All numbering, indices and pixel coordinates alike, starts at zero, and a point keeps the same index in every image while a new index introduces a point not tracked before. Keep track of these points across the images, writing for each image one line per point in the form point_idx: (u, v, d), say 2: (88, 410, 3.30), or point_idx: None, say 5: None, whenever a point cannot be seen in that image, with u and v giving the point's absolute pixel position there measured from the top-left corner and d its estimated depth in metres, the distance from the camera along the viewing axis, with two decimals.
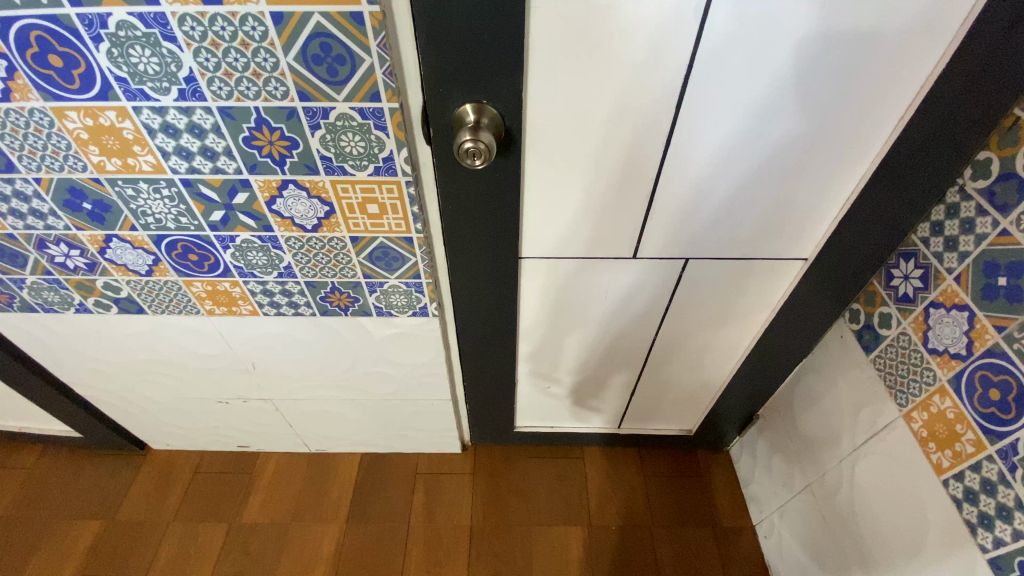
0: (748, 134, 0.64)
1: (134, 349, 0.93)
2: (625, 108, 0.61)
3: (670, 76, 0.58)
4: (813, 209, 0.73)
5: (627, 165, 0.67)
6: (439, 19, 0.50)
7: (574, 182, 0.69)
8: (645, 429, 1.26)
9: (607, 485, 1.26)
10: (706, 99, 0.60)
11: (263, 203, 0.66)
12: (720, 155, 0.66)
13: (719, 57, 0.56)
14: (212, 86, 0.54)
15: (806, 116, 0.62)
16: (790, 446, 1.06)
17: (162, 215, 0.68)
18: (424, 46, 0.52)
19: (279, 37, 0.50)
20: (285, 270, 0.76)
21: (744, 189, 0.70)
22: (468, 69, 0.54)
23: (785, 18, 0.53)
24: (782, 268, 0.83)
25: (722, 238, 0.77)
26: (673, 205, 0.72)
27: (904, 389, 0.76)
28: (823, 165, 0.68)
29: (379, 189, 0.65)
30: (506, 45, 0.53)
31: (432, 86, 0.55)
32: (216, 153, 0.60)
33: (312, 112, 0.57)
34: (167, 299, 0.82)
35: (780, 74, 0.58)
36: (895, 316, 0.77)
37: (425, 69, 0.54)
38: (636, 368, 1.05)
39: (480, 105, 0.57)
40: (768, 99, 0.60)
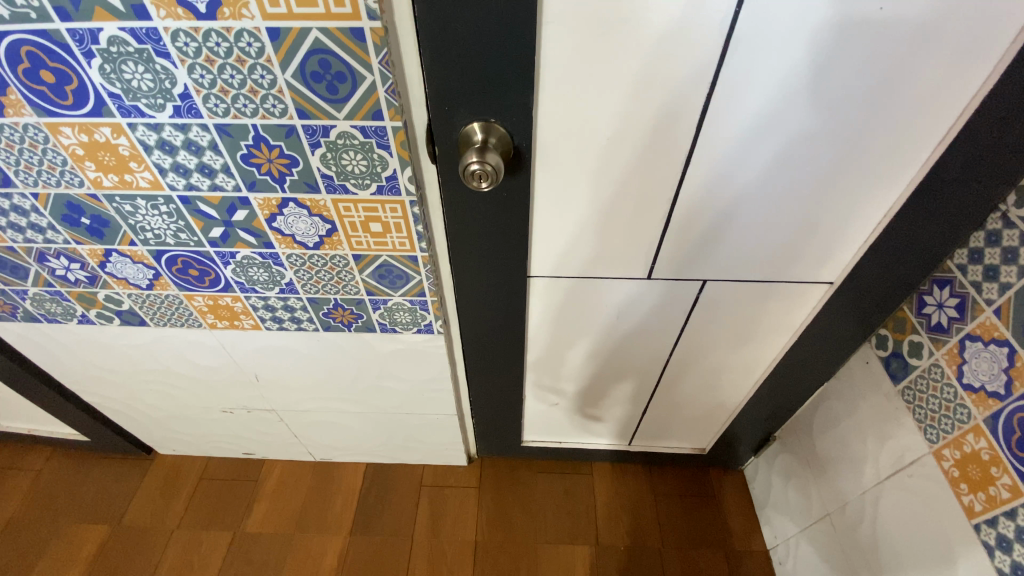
0: (771, 152, 0.60)
1: (137, 359, 0.92)
2: (641, 125, 0.58)
3: (690, 92, 0.55)
4: (840, 233, 0.69)
5: (642, 184, 0.64)
6: (443, 34, 0.47)
7: (587, 200, 0.66)
8: (656, 446, 1.22)
9: (616, 503, 1.23)
10: (727, 115, 0.57)
11: (263, 220, 0.64)
12: (741, 173, 0.62)
13: (743, 71, 0.53)
14: (208, 104, 0.52)
15: (837, 137, 0.58)
16: (809, 471, 1.02)
17: (161, 230, 0.66)
18: (429, 62, 0.49)
19: (276, 53, 0.48)
20: (286, 286, 0.74)
21: (767, 210, 0.67)
22: (474, 85, 0.51)
23: (815, 32, 0.50)
24: (806, 291, 0.78)
25: (742, 260, 0.74)
26: (690, 224, 0.69)
27: (935, 424, 0.72)
28: (853, 188, 0.64)
29: (382, 208, 0.62)
30: (515, 62, 0.50)
31: (438, 104, 0.52)
32: (214, 170, 0.58)
33: (312, 130, 0.54)
34: (168, 312, 0.80)
35: (805, 90, 0.54)
36: (927, 346, 0.73)
37: (431, 87, 0.51)
38: (649, 387, 1.02)
39: (488, 124, 0.54)
40: (793, 116, 0.57)
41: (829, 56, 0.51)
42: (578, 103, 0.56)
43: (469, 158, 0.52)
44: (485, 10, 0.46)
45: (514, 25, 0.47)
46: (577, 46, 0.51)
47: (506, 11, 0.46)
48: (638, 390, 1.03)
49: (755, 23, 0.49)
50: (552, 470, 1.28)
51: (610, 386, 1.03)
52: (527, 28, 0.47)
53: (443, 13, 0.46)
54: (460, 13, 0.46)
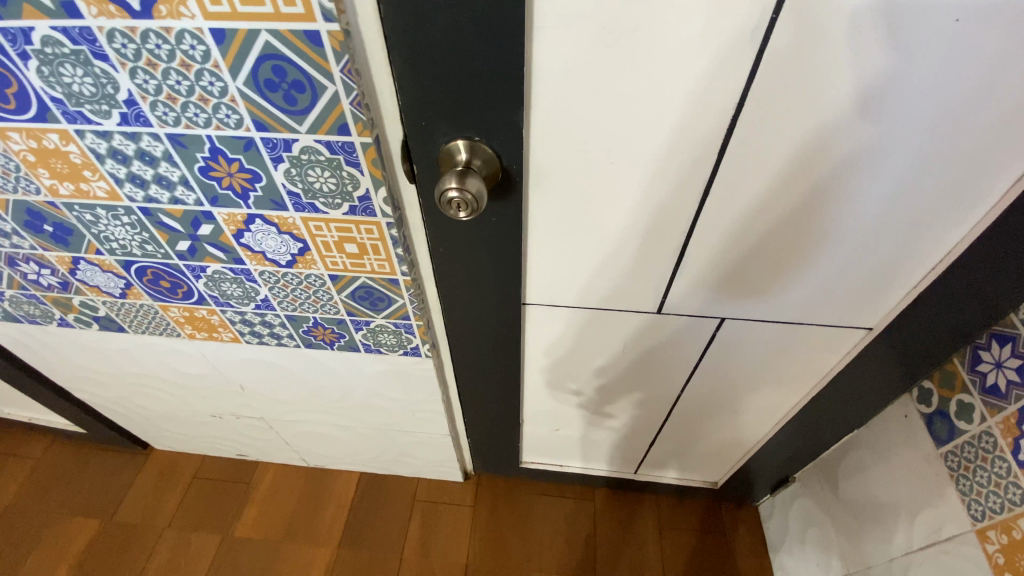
0: (809, 183, 0.51)
1: (121, 363, 0.89)
2: (653, 149, 0.49)
3: (712, 114, 0.46)
4: (885, 274, 0.60)
5: (653, 213, 0.56)
6: (414, 38, 0.40)
7: (589, 228, 0.58)
8: (664, 476, 1.14)
9: (618, 533, 1.16)
10: (755, 142, 0.48)
11: (230, 235, 0.58)
12: (770, 205, 0.54)
13: (780, 92, 0.44)
14: (156, 111, 0.46)
15: (890, 171, 0.49)
16: (830, 523, 0.93)
17: (126, 241, 0.61)
18: (399, 71, 0.42)
19: (224, 58, 0.41)
20: (262, 302, 0.69)
21: (799, 247, 0.58)
22: (453, 99, 0.44)
23: (869, 49, 0.41)
24: (840, 335, 0.69)
25: (767, 299, 0.65)
26: (707, 256, 0.60)
27: (981, 500, 0.63)
28: (905, 230, 0.54)
29: (357, 229, 0.56)
30: (500, 73, 0.42)
31: (412, 119, 0.45)
32: (172, 182, 0.53)
33: (272, 144, 0.48)
34: (145, 320, 0.76)
35: (852, 116, 0.45)
36: (978, 409, 0.63)
37: (404, 99, 0.44)
38: (657, 418, 0.94)
39: (471, 142, 0.47)
40: (837, 145, 0.48)
41: (886, 75, 0.42)
42: (578, 122, 0.48)
43: (444, 184, 0.45)
44: (462, 11, 0.38)
45: (497, 30, 0.39)
46: (576, 57, 0.43)
47: (487, 13, 0.38)
48: (645, 421, 0.96)
49: (796, 35, 0.40)
50: (552, 493, 1.22)
51: (614, 415, 0.95)
52: (512, 35, 0.39)
53: (413, 15, 0.38)
54: (431, 14, 0.38)
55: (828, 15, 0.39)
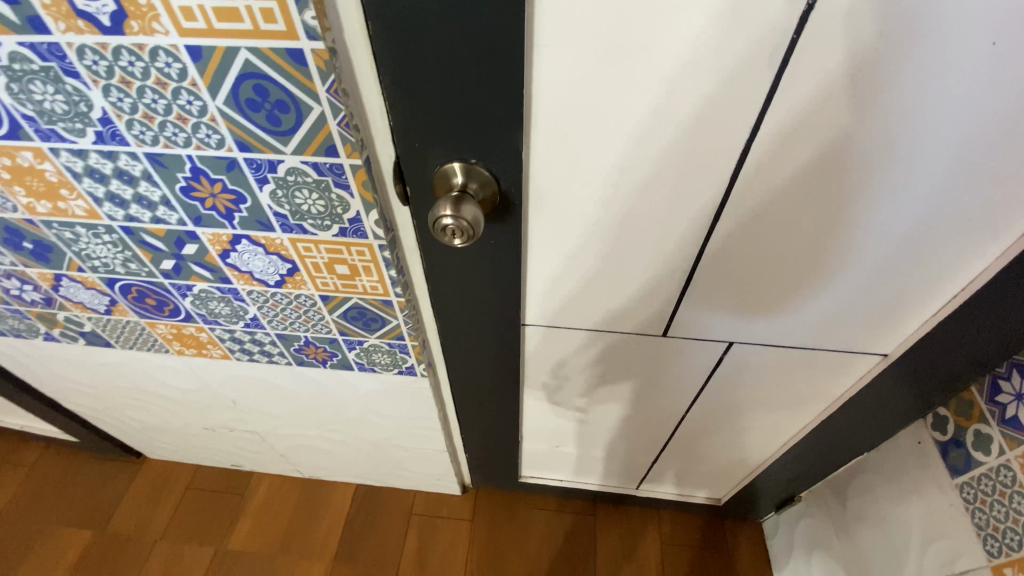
0: (826, 209, 0.48)
1: (110, 376, 0.87)
2: (661, 172, 0.47)
3: (724, 136, 0.43)
4: (903, 300, 0.57)
5: (659, 236, 0.53)
6: (405, 57, 0.37)
7: (591, 251, 0.55)
8: (667, 492, 1.12)
9: (617, 549, 1.14)
10: (769, 167, 0.45)
11: (215, 255, 0.56)
12: (784, 230, 0.51)
13: (798, 114, 0.41)
14: (132, 130, 0.43)
15: (911, 198, 0.46)
16: (837, 546, 0.90)
17: (109, 259, 0.59)
18: (390, 91, 0.39)
19: (202, 76, 0.39)
20: (251, 321, 0.66)
21: (812, 273, 0.55)
22: (448, 121, 0.41)
23: (895, 72, 0.38)
24: (853, 360, 0.67)
25: (778, 323, 0.63)
26: (716, 280, 0.58)
27: (998, 535, 0.60)
28: (925, 257, 0.52)
29: (347, 250, 0.53)
30: (497, 94, 0.39)
31: (404, 140, 0.42)
32: (153, 202, 0.50)
33: (256, 165, 0.45)
34: (133, 337, 0.74)
35: (875, 141, 0.42)
36: (997, 441, 0.60)
37: (395, 120, 0.41)
38: (660, 437, 0.91)
39: (466, 165, 0.43)
40: (856, 171, 0.45)
41: (914, 99, 0.39)
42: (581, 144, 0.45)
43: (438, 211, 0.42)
44: (457, 29, 0.35)
45: (494, 49, 0.36)
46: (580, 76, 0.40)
47: (483, 31, 0.35)
48: (647, 439, 0.93)
49: (816, 55, 0.37)
50: (550, 508, 1.19)
51: (616, 433, 0.93)
52: (511, 55, 0.36)
53: (404, 32, 0.35)
54: (423, 31, 0.35)
55: (853, 35, 0.36)
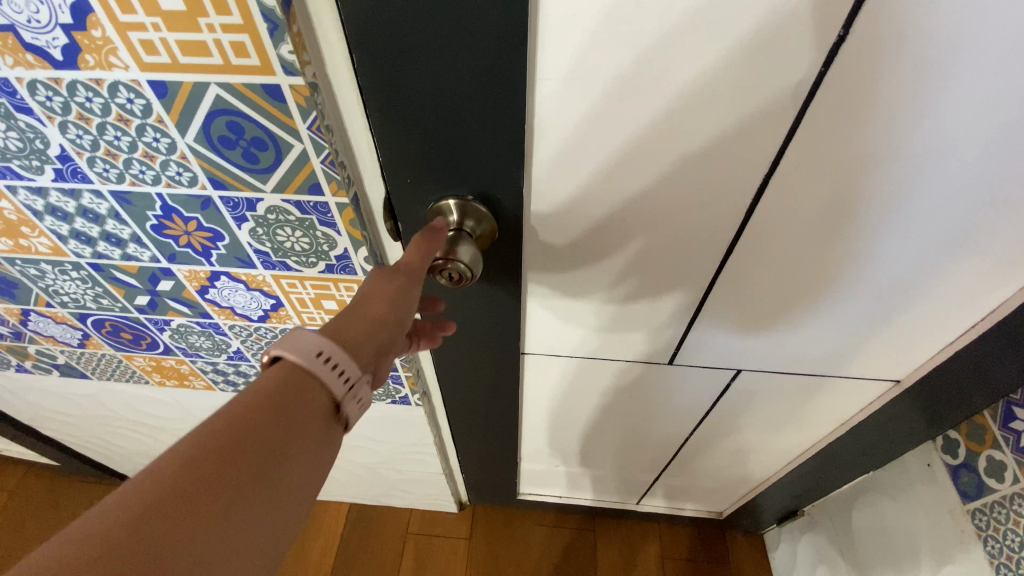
0: (847, 243, 0.45)
1: (89, 405, 0.83)
2: (672, 209, 0.43)
3: (740, 174, 0.40)
4: (920, 328, 0.55)
5: (667, 271, 0.50)
6: (392, 91, 0.33)
7: (594, 284, 0.52)
8: (668, 507, 1.10)
9: (618, 564, 1.12)
10: (788, 206, 0.42)
11: (193, 291, 0.52)
12: (800, 264, 0.48)
13: (824, 150, 0.38)
14: (95, 168, 0.39)
15: (935, 232, 0.44)
16: (842, 563, 0.88)
17: (78, 295, 0.55)
18: (377, 127, 0.35)
19: (169, 113, 0.35)
20: (235, 354, 0.63)
21: (828, 304, 0.52)
22: (441, 160, 0.37)
23: (930, 109, 0.35)
24: (863, 383, 0.65)
25: (788, 351, 0.60)
26: (725, 312, 0.55)
27: (1012, 565, 0.58)
28: (946, 288, 0.49)
29: (335, 286, 0.50)
30: (495, 134, 0.35)
31: (394, 178, 0.39)
32: (123, 239, 0.46)
33: (233, 203, 0.41)
34: (109, 369, 0.70)
35: (903, 177, 0.39)
36: (1011, 468, 0.58)
37: (383, 157, 0.37)
38: (662, 456, 0.89)
39: (462, 201, 0.39)
40: (881, 207, 0.42)
41: (947, 136, 0.36)
42: (586, 181, 0.41)
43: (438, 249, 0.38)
44: (449, 64, 0.31)
45: (491, 87, 0.32)
46: (587, 114, 0.36)
47: (479, 67, 0.31)
48: (649, 459, 0.91)
49: (848, 88, 0.34)
50: (549, 524, 1.17)
51: (617, 452, 0.90)
52: (510, 93, 0.33)
53: (391, 64, 0.32)
54: (412, 65, 0.32)
55: (890, 67, 0.32)
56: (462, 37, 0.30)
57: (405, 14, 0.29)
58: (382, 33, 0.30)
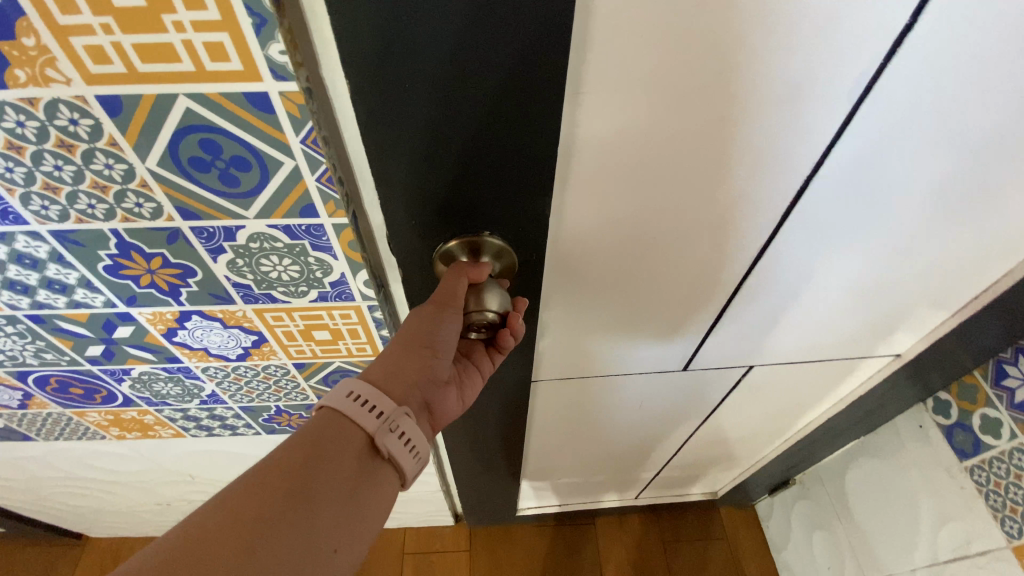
0: (875, 236, 0.43)
1: (34, 469, 0.73)
2: (704, 225, 0.39)
3: (782, 180, 0.36)
4: (927, 308, 0.55)
5: (693, 288, 0.46)
6: (400, 119, 0.27)
7: (612, 307, 0.47)
8: (666, 495, 1.10)
9: (621, 560, 1.11)
10: (823, 207, 0.39)
11: (158, 335, 0.45)
12: (825, 262, 0.46)
13: (868, 147, 0.35)
14: (30, 206, 0.33)
15: (957, 216, 0.43)
16: (838, 527, 0.91)
17: (15, 352, 0.47)
18: (379, 159, 0.29)
19: (125, 133, 0.29)
20: (209, 397, 0.56)
21: (846, 298, 0.51)
22: (458, 194, 0.31)
23: (979, 95, 0.33)
24: (867, 362, 0.65)
25: (801, 345, 0.59)
26: (745, 316, 0.52)
27: (1017, 517, 0.61)
28: (958, 267, 0.49)
29: (328, 315, 0.44)
30: (518, 162, 0.30)
31: (399, 218, 0.33)
32: (69, 285, 0.39)
33: (208, 233, 0.35)
34: (58, 428, 0.61)
35: (940, 164, 0.37)
36: (1007, 425, 0.61)
37: (387, 198, 0.32)
38: (665, 456, 0.88)
39: (471, 238, 0.34)
40: (913, 197, 0.40)
41: (988, 121, 0.35)
42: (617, 202, 0.36)
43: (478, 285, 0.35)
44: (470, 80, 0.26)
45: (520, 108, 0.27)
46: (626, 128, 0.31)
47: (507, 85, 0.26)
48: (651, 460, 0.89)
49: (903, 80, 0.31)
50: (550, 529, 1.15)
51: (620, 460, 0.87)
52: (544, 115, 0.27)
53: (400, 87, 0.26)
54: (426, 86, 0.26)
55: (948, 55, 0.30)
56: (490, 48, 0.24)
57: (418, 22, 0.23)
58: (389, 47, 0.24)
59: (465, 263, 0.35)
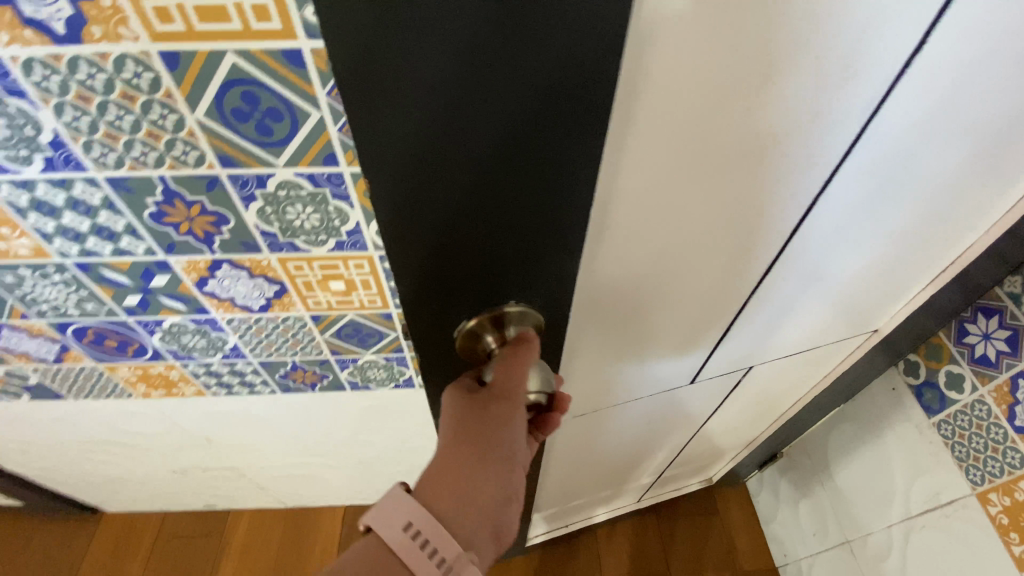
0: (861, 229, 0.47)
1: (61, 431, 0.78)
2: (718, 245, 0.42)
3: (789, 192, 0.39)
4: (900, 283, 0.59)
5: (708, 301, 0.49)
6: (413, 155, 0.22)
7: (637, 330, 0.50)
8: (667, 493, 1.11)
9: (624, 552, 1.14)
10: (821, 215, 0.43)
11: (190, 284, 0.50)
12: (819, 261, 0.49)
13: (861, 156, 0.38)
14: (91, 153, 0.38)
15: (925, 202, 0.47)
16: (822, 495, 0.96)
17: (59, 301, 0.52)
18: (385, 204, 0.24)
19: (180, 85, 0.34)
20: (231, 351, 0.61)
21: (836, 289, 0.55)
22: (476, 239, 0.27)
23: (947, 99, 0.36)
24: (849, 341, 0.69)
25: (796, 336, 0.62)
26: (749, 321, 0.55)
27: (979, 465, 0.65)
28: (925, 240, 0.53)
29: (344, 265, 0.49)
30: (542, 225, 0.27)
31: (417, 296, 0.30)
32: (116, 232, 0.44)
33: (242, 181, 0.41)
34: (89, 384, 0.66)
35: (913, 160, 0.41)
36: (969, 379, 0.66)
37: (404, 277, 0.28)
38: (670, 453, 0.90)
39: (493, 311, 0.31)
40: (893, 193, 0.44)
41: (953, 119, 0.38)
42: (642, 244, 0.39)
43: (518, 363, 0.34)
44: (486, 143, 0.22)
45: (539, 152, 0.24)
46: (652, 169, 0.33)
47: (535, 105, 0.22)
48: (647, 463, 0.92)
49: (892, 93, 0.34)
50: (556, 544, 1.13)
51: (626, 467, 0.89)
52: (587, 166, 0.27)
53: (408, 150, 0.22)
54: (446, 112, 0.21)
55: (926, 69, 0.33)
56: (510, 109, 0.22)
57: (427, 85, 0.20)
58: (399, 62, 0.19)
59: (505, 350, 0.33)
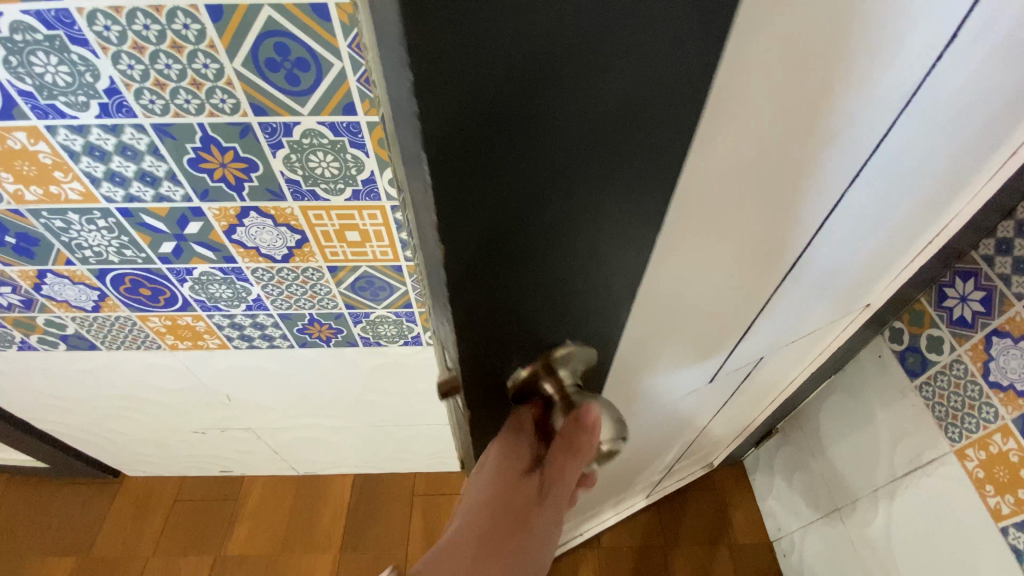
0: (875, 220, 0.47)
1: (92, 385, 0.84)
2: (750, 251, 0.41)
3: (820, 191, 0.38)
4: (892, 264, 0.61)
5: (733, 307, 0.48)
6: (458, 190, 0.19)
7: (666, 342, 0.48)
8: (672, 485, 1.14)
9: (623, 531, 1.17)
10: (843, 211, 0.42)
11: (220, 232, 0.55)
12: (836, 256, 0.49)
13: (887, 149, 0.38)
14: (141, 100, 0.43)
15: (930, 188, 0.47)
16: (814, 467, 0.99)
17: (101, 247, 0.57)
18: (459, 248, 0.22)
19: (221, 36, 0.39)
20: (254, 302, 0.66)
21: (845, 279, 0.55)
22: (545, 271, 0.25)
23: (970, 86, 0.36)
24: (843, 319, 0.71)
25: (803, 327, 0.63)
26: (767, 321, 0.55)
27: (958, 422, 0.68)
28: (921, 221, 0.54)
29: (359, 215, 0.54)
30: (605, 259, 0.26)
31: (476, 348, 0.28)
32: (158, 178, 0.50)
33: (271, 129, 0.46)
34: (121, 335, 0.72)
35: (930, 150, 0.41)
36: (948, 341, 0.69)
37: (465, 329, 0.26)
38: (678, 449, 0.91)
39: (545, 356, 0.30)
40: (908, 183, 0.44)
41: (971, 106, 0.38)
42: (691, 258, 0.38)
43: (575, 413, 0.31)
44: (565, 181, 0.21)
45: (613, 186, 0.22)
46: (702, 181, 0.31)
47: (615, 124, 0.20)
48: (657, 463, 0.92)
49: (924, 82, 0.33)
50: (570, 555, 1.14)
51: (637, 470, 0.90)
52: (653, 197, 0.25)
53: (490, 198, 0.20)
54: (518, 138, 0.19)
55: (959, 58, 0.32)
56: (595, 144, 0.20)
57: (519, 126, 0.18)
58: (490, 92, 0.17)
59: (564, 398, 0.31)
